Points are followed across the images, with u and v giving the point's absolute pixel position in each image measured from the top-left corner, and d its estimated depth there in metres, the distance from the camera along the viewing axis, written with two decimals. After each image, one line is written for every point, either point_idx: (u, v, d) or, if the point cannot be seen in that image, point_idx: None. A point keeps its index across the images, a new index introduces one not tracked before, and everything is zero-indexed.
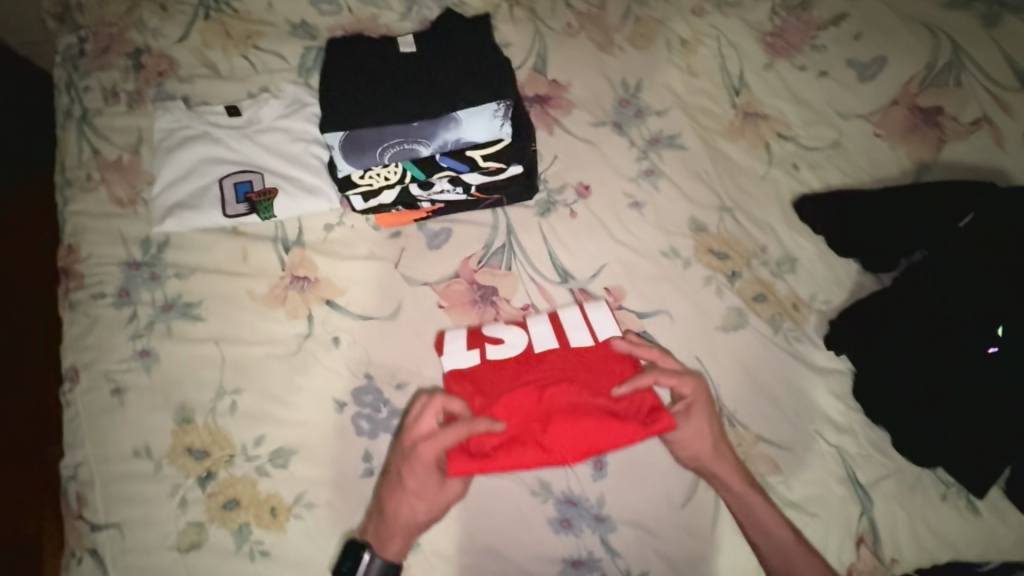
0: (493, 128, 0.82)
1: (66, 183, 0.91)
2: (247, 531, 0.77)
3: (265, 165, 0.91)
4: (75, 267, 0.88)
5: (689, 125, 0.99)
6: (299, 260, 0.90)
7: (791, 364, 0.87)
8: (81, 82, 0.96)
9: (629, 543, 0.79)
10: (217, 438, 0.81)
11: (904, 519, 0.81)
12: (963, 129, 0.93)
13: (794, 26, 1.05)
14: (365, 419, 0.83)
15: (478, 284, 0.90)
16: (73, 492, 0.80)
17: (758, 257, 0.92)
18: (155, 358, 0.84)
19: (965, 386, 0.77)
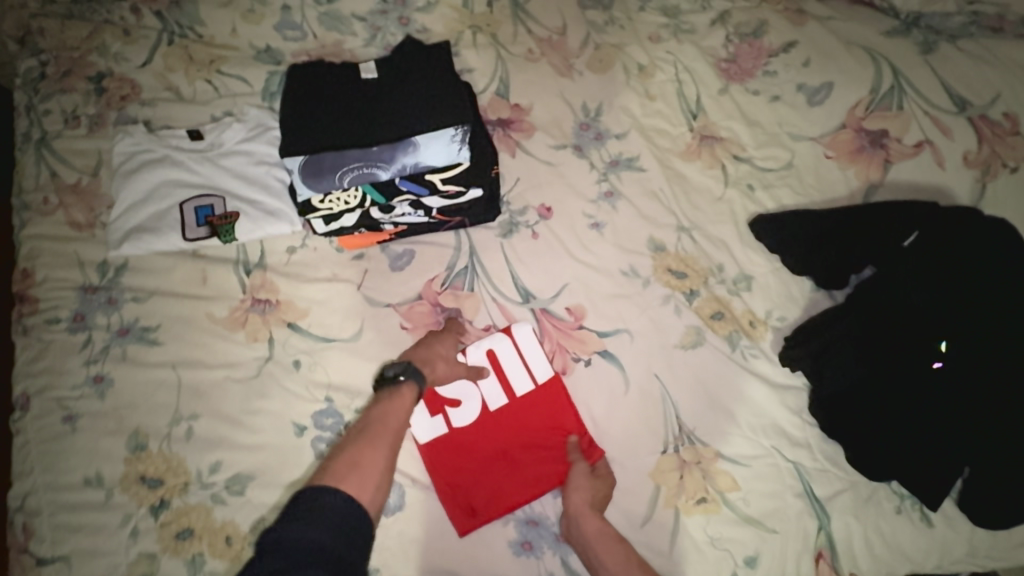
0: (451, 153, 0.84)
1: (23, 207, 0.90)
2: (201, 560, 0.76)
3: (227, 189, 0.92)
4: (29, 292, 0.86)
5: (647, 147, 1.02)
6: (260, 283, 0.90)
7: (748, 380, 0.88)
8: (40, 105, 0.96)
9: None
10: (172, 465, 0.80)
11: (858, 532, 0.82)
12: (906, 151, 0.97)
13: (747, 51, 1.09)
14: (325, 443, 0.83)
15: (441, 305, 0.90)
16: (20, 523, 0.78)
17: (715, 275, 0.94)
18: (109, 384, 0.83)
19: (913, 398, 0.80)
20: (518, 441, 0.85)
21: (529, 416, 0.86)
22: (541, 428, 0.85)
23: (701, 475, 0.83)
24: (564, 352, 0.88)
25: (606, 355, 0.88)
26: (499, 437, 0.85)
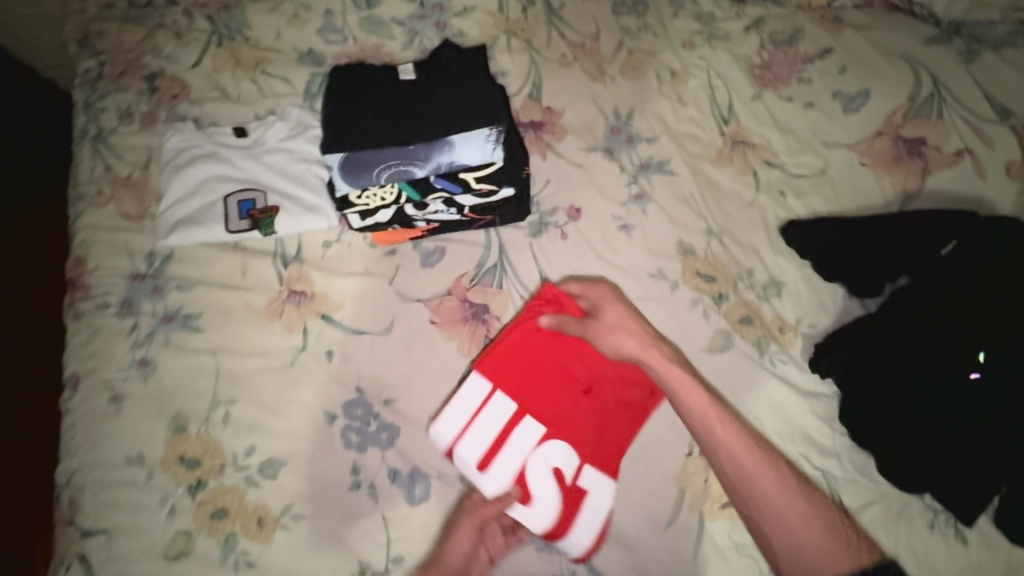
0: (486, 151, 0.85)
1: (78, 198, 0.95)
2: (234, 541, 0.78)
3: (268, 184, 0.95)
4: (82, 278, 0.91)
5: (678, 152, 1.03)
6: (297, 276, 0.93)
7: (775, 386, 0.87)
8: (98, 103, 1.01)
9: (612, 564, 0.78)
10: (209, 448, 0.83)
11: (890, 546, 0.80)
12: (946, 159, 0.96)
13: (782, 59, 1.09)
14: (354, 432, 0.85)
15: (470, 301, 0.92)
16: (65, 498, 0.81)
17: (744, 280, 0.94)
18: (152, 368, 0.86)
19: (950, 411, 0.78)
20: (563, 417, 0.85)
21: (557, 410, 0.86)
22: (578, 409, 0.86)
23: None
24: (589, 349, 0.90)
25: None
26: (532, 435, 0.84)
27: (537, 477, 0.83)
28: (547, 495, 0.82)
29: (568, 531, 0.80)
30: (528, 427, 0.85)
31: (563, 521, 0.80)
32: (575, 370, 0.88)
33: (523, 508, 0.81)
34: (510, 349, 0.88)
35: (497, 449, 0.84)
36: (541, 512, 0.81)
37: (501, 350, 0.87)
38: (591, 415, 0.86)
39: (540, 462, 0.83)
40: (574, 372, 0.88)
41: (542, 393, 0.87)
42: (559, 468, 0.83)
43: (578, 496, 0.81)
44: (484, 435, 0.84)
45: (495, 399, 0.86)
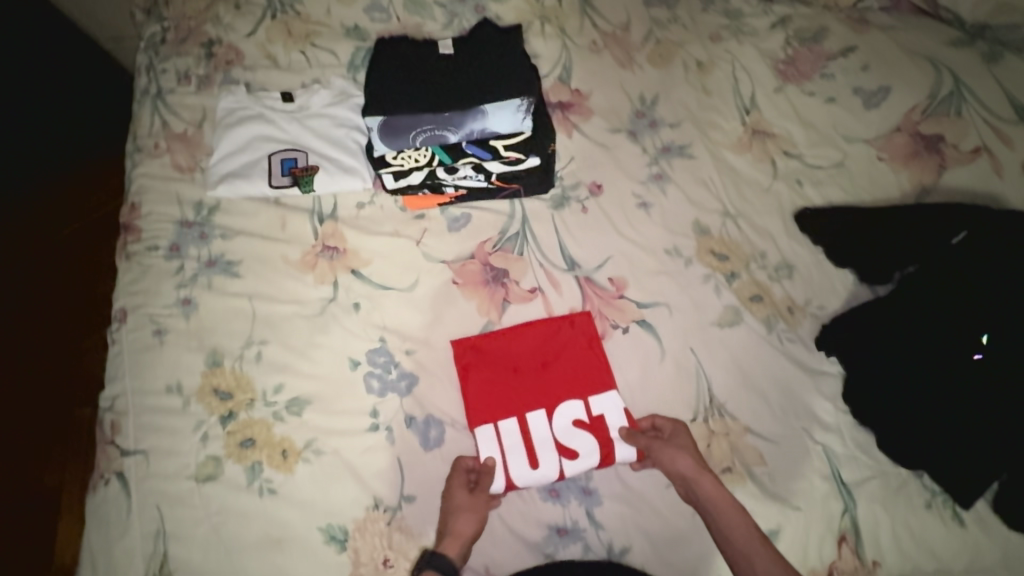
0: (516, 121, 0.92)
1: (137, 149, 1.03)
2: (259, 469, 0.84)
3: (310, 146, 1.02)
4: (135, 223, 0.98)
5: (699, 138, 1.07)
6: (331, 232, 0.99)
7: (782, 363, 0.90)
8: (160, 65, 1.09)
9: (613, 517, 0.82)
10: (241, 383, 0.89)
11: (885, 520, 0.82)
12: (963, 157, 0.98)
13: (805, 55, 1.13)
14: (376, 379, 0.90)
15: (491, 265, 0.97)
16: (108, 420, 0.88)
17: (757, 261, 0.97)
18: (194, 307, 0.93)
19: (950, 390, 0.80)
20: (533, 390, 0.88)
21: (561, 377, 0.89)
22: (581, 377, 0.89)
23: (728, 447, 0.85)
24: (603, 318, 0.93)
25: (643, 325, 0.92)
26: (535, 398, 0.88)
27: (563, 436, 0.85)
28: (585, 442, 0.84)
29: (615, 454, 0.84)
30: (516, 425, 0.86)
31: (607, 448, 0.84)
32: (518, 359, 0.91)
33: (573, 462, 0.83)
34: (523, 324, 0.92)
35: (507, 461, 0.83)
36: (588, 454, 0.84)
37: (474, 382, 0.89)
38: (557, 377, 0.89)
39: (546, 439, 0.85)
40: (579, 347, 0.91)
41: (551, 359, 0.90)
42: (576, 416, 0.86)
43: (603, 426, 0.86)
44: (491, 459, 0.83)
45: (481, 434, 0.85)
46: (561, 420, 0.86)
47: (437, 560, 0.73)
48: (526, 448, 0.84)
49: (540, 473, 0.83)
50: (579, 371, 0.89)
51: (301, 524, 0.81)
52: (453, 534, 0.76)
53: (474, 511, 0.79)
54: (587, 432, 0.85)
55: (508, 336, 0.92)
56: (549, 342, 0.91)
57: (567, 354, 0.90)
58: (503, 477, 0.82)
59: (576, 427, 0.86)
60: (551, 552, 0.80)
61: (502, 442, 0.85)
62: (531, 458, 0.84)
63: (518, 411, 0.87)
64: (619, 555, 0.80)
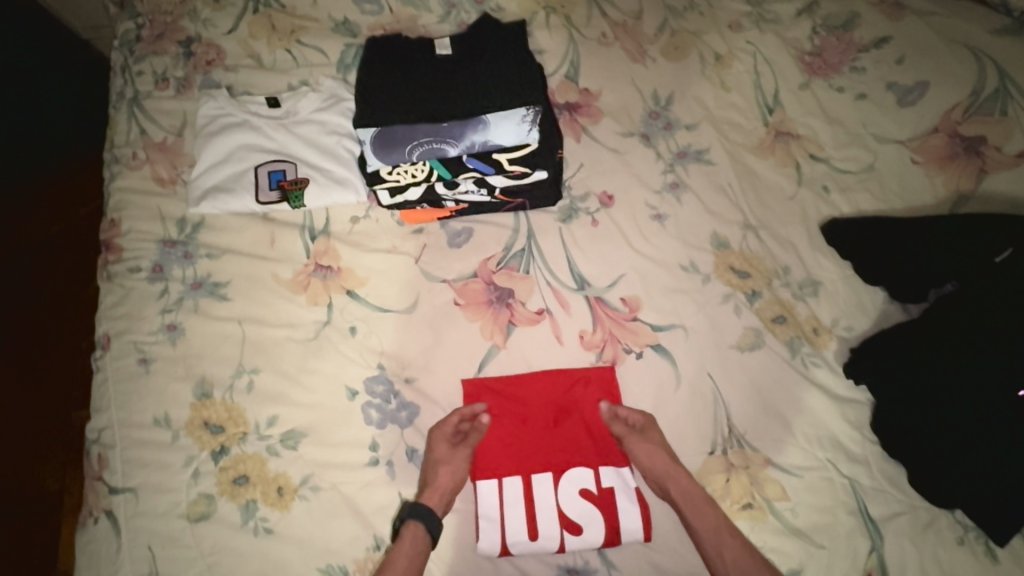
0: (521, 133, 0.83)
1: (114, 160, 0.97)
2: (254, 507, 0.80)
3: (299, 156, 0.94)
4: (115, 241, 0.92)
5: (718, 140, 0.99)
6: (324, 249, 0.93)
7: (806, 388, 0.85)
8: (135, 66, 1.02)
9: (628, 557, 0.78)
10: (232, 414, 0.84)
11: (915, 558, 0.77)
12: (1005, 160, 0.91)
13: (834, 45, 1.04)
14: (375, 409, 0.85)
15: (495, 285, 0.91)
16: (95, 453, 0.84)
17: (780, 277, 0.91)
18: (181, 332, 0.88)
19: (992, 429, 0.74)
20: (540, 449, 0.82)
21: (572, 438, 0.83)
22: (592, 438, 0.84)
23: (748, 480, 0.80)
24: (615, 342, 0.87)
25: (657, 349, 0.87)
26: (541, 456, 0.82)
27: (568, 505, 0.79)
28: (589, 515, 0.78)
29: (620, 535, 0.78)
30: (519, 485, 0.81)
31: (611, 529, 0.77)
32: (529, 408, 0.85)
33: (575, 537, 0.77)
34: (537, 373, 0.86)
35: (505, 524, 0.78)
36: (592, 529, 0.77)
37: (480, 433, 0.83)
38: (566, 438, 0.83)
39: (550, 505, 0.79)
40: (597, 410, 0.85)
41: (563, 416, 0.85)
42: (583, 485, 0.80)
43: (611, 500, 0.79)
44: (490, 520, 0.79)
45: (482, 488, 0.81)
46: (567, 486, 0.80)
47: (420, 514, 0.75)
48: (527, 511, 0.79)
49: (539, 542, 0.77)
50: (589, 434, 0.84)
51: (299, 565, 0.77)
52: (433, 487, 0.78)
53: (454, 464, 0.79)
54: (593, 503, 0.79)
55: (520, 384, 0.86)
56: (565, 397, 0.86)
57: (580, 411, 0.85)
58: (499, 541, 0.77)
59: (582, 497, 0.80)
60: None
61: (504, 502, 0.80)
62: (531, 525, 0.78)
63: (523, 470, 0.81)
64: None
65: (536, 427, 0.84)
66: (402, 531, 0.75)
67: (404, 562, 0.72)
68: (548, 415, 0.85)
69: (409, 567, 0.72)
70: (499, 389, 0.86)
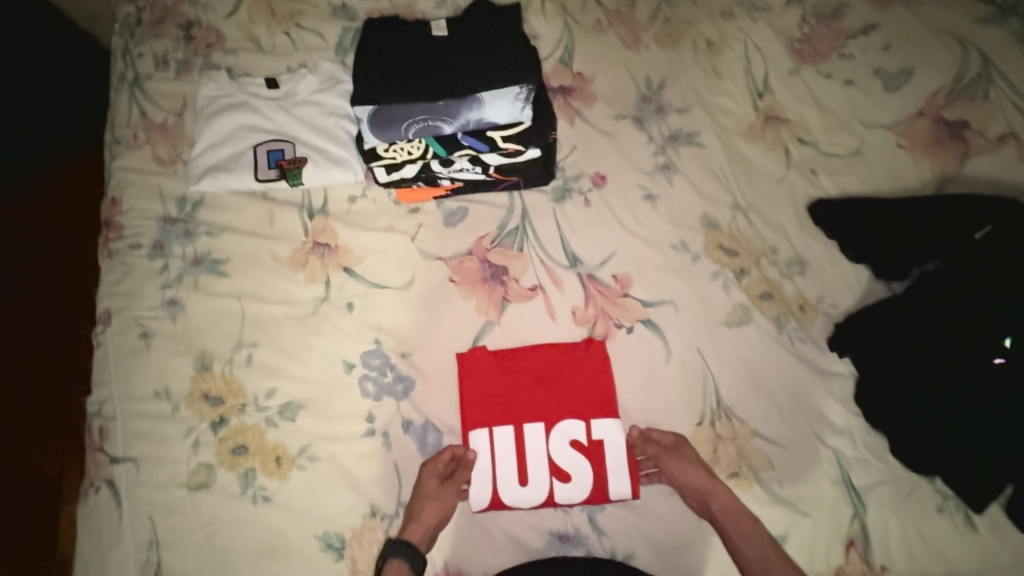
0: (514, 111, 0.84)
1: (115, 140, 0.98)
2: (253, 476, 0.81)
3: (297, 137, 0.96)
4: (116, 219, 0.94)
5: (709, 124, 1.01)
6: (322, 228, 0.95)
7: (793, 363, 0.87)
8: (135, 49, 1.03)
9: (616, 523, 0.80)
10: (231, 387, 0.86)
11: (895, 525, 0.80)
12: (988, 144, 0.93)
13: (824, 34, 1.06)
14: (371, 382, 0.87)
15: (489, 262, 0.93)
16: (96, 426, 0.85)
17: (768, 256, 0.93)
18: (181, 308, 0.89)
19: (969, 394, 0.77)
20: (532, 415, 0.83)
21: (563, 404, 0.84)
22: (583, 405, 0.84)
23: (735, 451, 0.83)
24: (606, 317, 0.89)
25: (648, 324, 0.89)
26: (532, 421, 0.83)
27: (558, 459, 0.81)
28: (578, 465, 0.81)
29: (608, 491, 0.80)
30: (511, 434, 0.83)
31: (599, 486, 0.80)
32: (521, 376, 0.86)
33: (563, 485, 0.80)
34: (529, 344, 0.88)
35: (495, 471, 0.81)
36: (580, 480, 0.80)
37: (472, 400, 0.84)
38: (559, 391, 0.85)
39: (540, 454, 0.81)
40: (589, 379, 0.85)
41: (554, 384, 0.85)
42: (573, 438, 0.82)
43: (601, 461, 0.81)
44: (482, 467, 0.81)
45: (475, 447, 0.82)
46: (558, 438, 0.82)
47: (401, 548, 0.73)
48: (517, 460, 0.81)
49: (529, 489, 0.80)
50: (585, 388, 0.85)
51: (297, 532, 0.79)
52: (417, 520, 0.77)
53: (439, 501, 0.78)
54: (582, 454, 0.82)
55: (513, 354, 0.87)
56: (556, 367, 0.86)
57: (571, 379, 0.85)
58: (489, 497, 0.80)
59: (572, 448, 0.82)
60: None
61: (495, 461, 0.81)
62: (521, 477, 0.80)
63: (515, 420, 0.83)
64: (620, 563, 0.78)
65: (527, 396, 0.84)
66: (383, 565, 0.73)
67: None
68: (539, 385, 0.85)
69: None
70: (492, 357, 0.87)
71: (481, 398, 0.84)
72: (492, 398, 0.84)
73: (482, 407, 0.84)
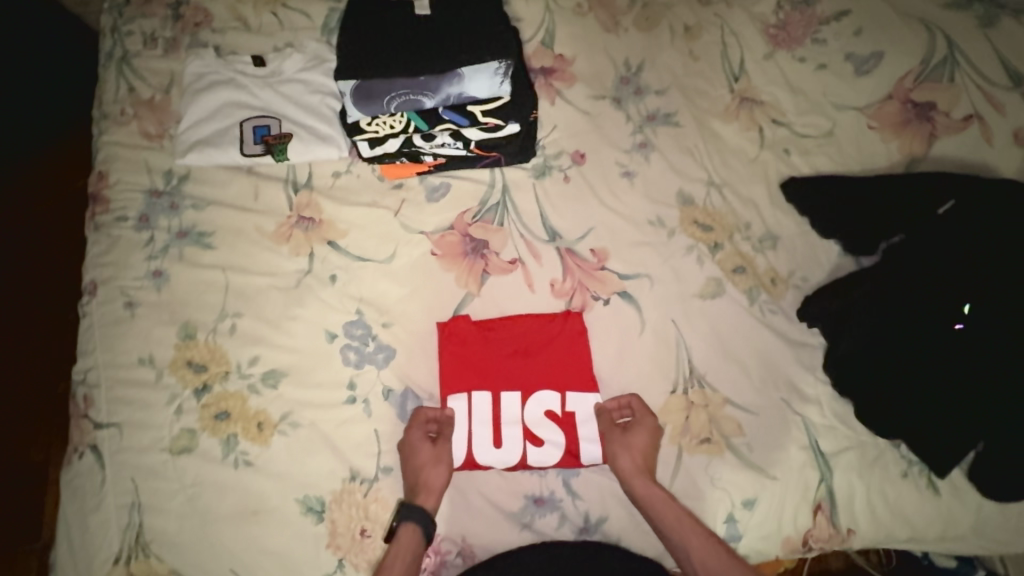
0: (493, 86, 0.87)
1: (102, 116, 1.00)
2: (235, 441, 0.83)
3: (282, 113, 0.98)
4: (102, 193, 0.95)
5: (685, 105, 1.04)
6: (306, 203, 0.96)
7: (764, 334, 0.90)
8: (124, 27, 1.05)
9: (591, 486, 0.82)
10: (215, 355, 0.87)
11: (860, 488, 0.83)
12: (953, 125, 0.97)
13: (798, 19, 1.09)
14: (353, 351, 0.89)
15: (470, 236, 0.95)
16: (80, 393, 0.86)
17: (741, 232, 0.96)
18: (166, 279, 0.91)
19: (929, 358, 0.79)
20: (509, 383, 0.85)
21: (540, 374, 0.86)
22: (559, 376, 0.86)
23: (707, 418, 0.85)
24: (584, 290, 0.92)
25: (623, 296, 0.91)
26: (509, 389, 0.85)
27: (534, 426, 0.83)
28: (552, 433, 0.83)
29: (580, 456, 0.82)
30: (488, 400, 0.84)
31: (571, 452, 0.82)
32: (500, 345, 0.88)
33: (536, 450, 0.82)
34: (511, 316, 0.90)
35: (471, 434, 0.82)
36: (553, 447, 0.82)
37: (451, 367, 0.86)
38: (537, 362, 0.86)
39: (515, 420, 0.83)
40: (567, 351, 0.87)
41: (533, 355, 0.87)
42: (549, 407, 0.84)
43: (573, 428, 0.83)
44: (458, 429, 0.82)
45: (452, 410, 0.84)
46: (534, 406, 0.84)
47: (414, 514, 0.75)
48: (492, 424, 0.83)
49: (502, 452, 0.82)
50: (562, 360, 0.87)
51: (278, 496, 0.81)
52: (425, 486, 0.78)
53: (440, 463, 0.80)
54: (556, 423, 0.83)
55: (494, 324, 0.89)
56: (535, 338, 0.88)
57: (549, 350, 0.87)
58: (465, 458, 0.82)
59: (547, 417, 0.84)
60: (528, 522, 0.80)
61: (472, 423, 0.83)
62: (496, 440, 0.82)
63: (492, 387, 0.85)
64: (595, 525, 0.81)
65: (506, 365, 0.86)
66: (399, 531, 0.76)
67: (404, 560, 0.74)
68: (518, 356, 0.87)
69: (409, 565, 0.74)
70: (475, 326, 0.89)
71: (461, 366, 0.86)
72: (472, 366, 0.86)
73: (461, 374, 0.86)
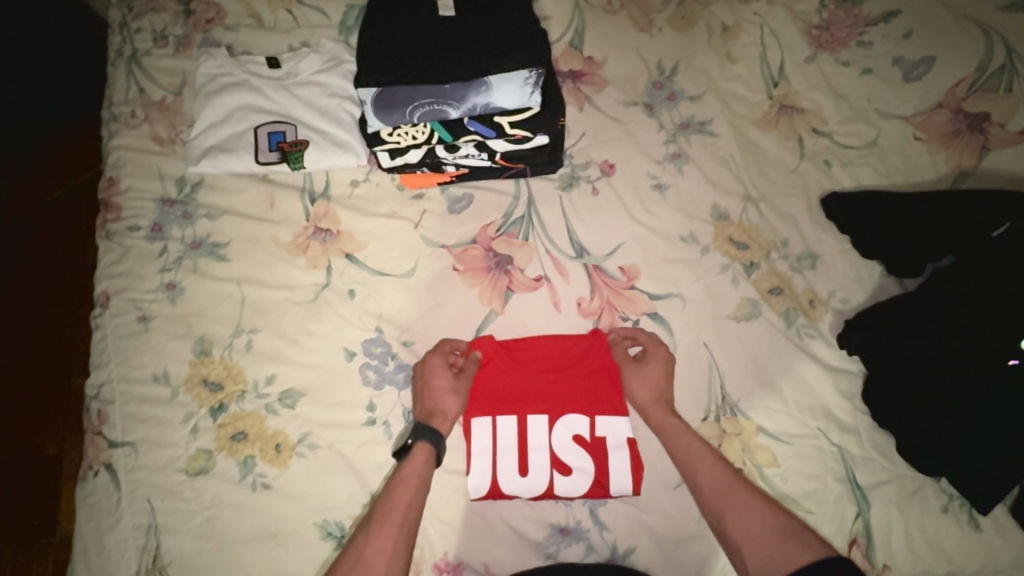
0: (523, 96, 0.81)
1: (112, 118, 0.96)
2: (252, 463, 0.81)
3: (299, 118, 0.94)
4: (114, 199, 0.92)
5: (721, 112, 0.98)
6: (323, 213, 0.93)
7: (800, 358, 0.86)
8: (133, 23, 1.01)
9: (618, 517, 0.79)
10: (231, 372, 0.85)
11: (898, 523, 0.79)
12: (1008, 138, 0.91)
13: (842, 19, 1.02)
14: (373, 370, 0.86)
15: (494, 251, 0.91)
16: (94, 409, 0.84)
17: (779, 250, 0.91)
18: (180, 292, 0.88)
19: (979, 399, 0.73)
20: (534, 405, 0.82)
21: (566, 395, 0.83)
22: (586, 398, 0.83)
23: (740, 447, 0.82)
24: (612, 309, 0.88)
25: (654, 318, 0.87)
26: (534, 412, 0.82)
27: (561, 449, 0.81)
28: (581, 460, 0.80)
29: (609, 486, 0.79)
30: (514, 425, 0.82)
31: (600, 481, 0.79)
32: (526, 367, 0.85)
33: (564, 478, 0.79)
34: (535, 336, 0.87)
35: (496, 459, 0.80)
36: (582, 475, 0.80)
37: (475, 389, 0.83)
38: (565, 384, 0.83)
39: (543, 445, 0.81)
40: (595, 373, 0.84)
41: (558, 377, 0.84)
42: (577, 432, 0.81)
43: (602, 454, 0.80)
44: (482, 454, 0.80)
45: (477, 431, 0.81)
46: (562, 430, 0.81)
47: (428, 434, 0.77)
48: (519, 450, 0.81)
49: (528, 479, 0.79)
50: (590, 383, 0.84)
51: (296, 519, 0.79)
52: (439, 411, 0.80)
53: (456, 392, 0.81)
54: (584, 450, 0.81)
55: (519, 345, 0.86)
56: (561, 360, 0.85)
57: (575, 372, 0.84)
58: (490, 486, 0.79)
59: (575, 443, 0.81)
60: (553, 552, 0.78)
61: (496, 448, 0.81)
62: (521, 465, 0.80)
63: (518, 410, 0.82)
64: (622, 556, 0.78)
65: (530, 387, 0.83)
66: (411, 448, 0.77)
67: (414, 479, 0.74)
68: (542, 377, 0.84)
69: (418, 483, 0.74)
70: (497, 346, 0.86)
71: (484, 389, 0.83)
72: (497, 389, 0.84)
73: (484, 397, 0.83)
